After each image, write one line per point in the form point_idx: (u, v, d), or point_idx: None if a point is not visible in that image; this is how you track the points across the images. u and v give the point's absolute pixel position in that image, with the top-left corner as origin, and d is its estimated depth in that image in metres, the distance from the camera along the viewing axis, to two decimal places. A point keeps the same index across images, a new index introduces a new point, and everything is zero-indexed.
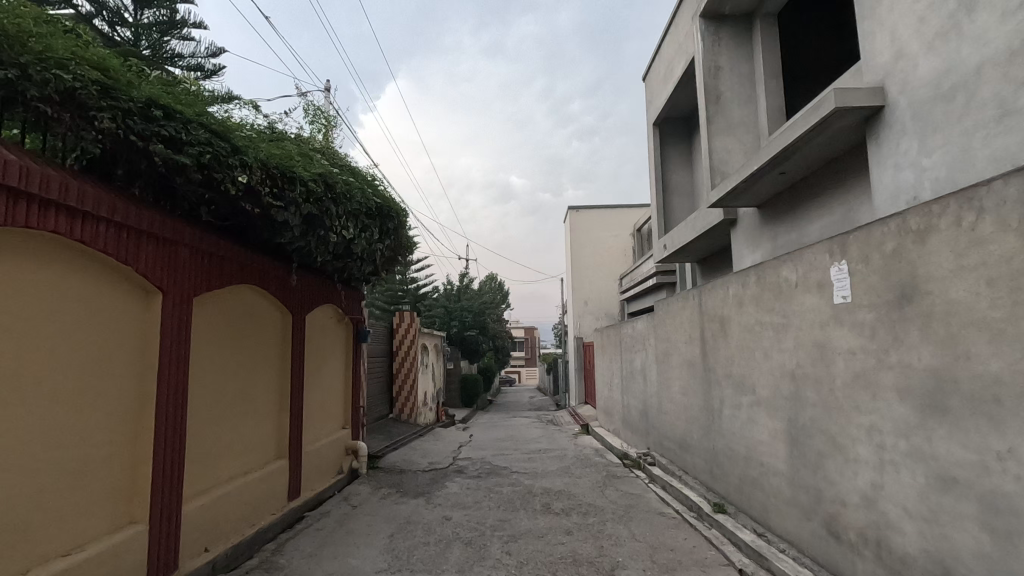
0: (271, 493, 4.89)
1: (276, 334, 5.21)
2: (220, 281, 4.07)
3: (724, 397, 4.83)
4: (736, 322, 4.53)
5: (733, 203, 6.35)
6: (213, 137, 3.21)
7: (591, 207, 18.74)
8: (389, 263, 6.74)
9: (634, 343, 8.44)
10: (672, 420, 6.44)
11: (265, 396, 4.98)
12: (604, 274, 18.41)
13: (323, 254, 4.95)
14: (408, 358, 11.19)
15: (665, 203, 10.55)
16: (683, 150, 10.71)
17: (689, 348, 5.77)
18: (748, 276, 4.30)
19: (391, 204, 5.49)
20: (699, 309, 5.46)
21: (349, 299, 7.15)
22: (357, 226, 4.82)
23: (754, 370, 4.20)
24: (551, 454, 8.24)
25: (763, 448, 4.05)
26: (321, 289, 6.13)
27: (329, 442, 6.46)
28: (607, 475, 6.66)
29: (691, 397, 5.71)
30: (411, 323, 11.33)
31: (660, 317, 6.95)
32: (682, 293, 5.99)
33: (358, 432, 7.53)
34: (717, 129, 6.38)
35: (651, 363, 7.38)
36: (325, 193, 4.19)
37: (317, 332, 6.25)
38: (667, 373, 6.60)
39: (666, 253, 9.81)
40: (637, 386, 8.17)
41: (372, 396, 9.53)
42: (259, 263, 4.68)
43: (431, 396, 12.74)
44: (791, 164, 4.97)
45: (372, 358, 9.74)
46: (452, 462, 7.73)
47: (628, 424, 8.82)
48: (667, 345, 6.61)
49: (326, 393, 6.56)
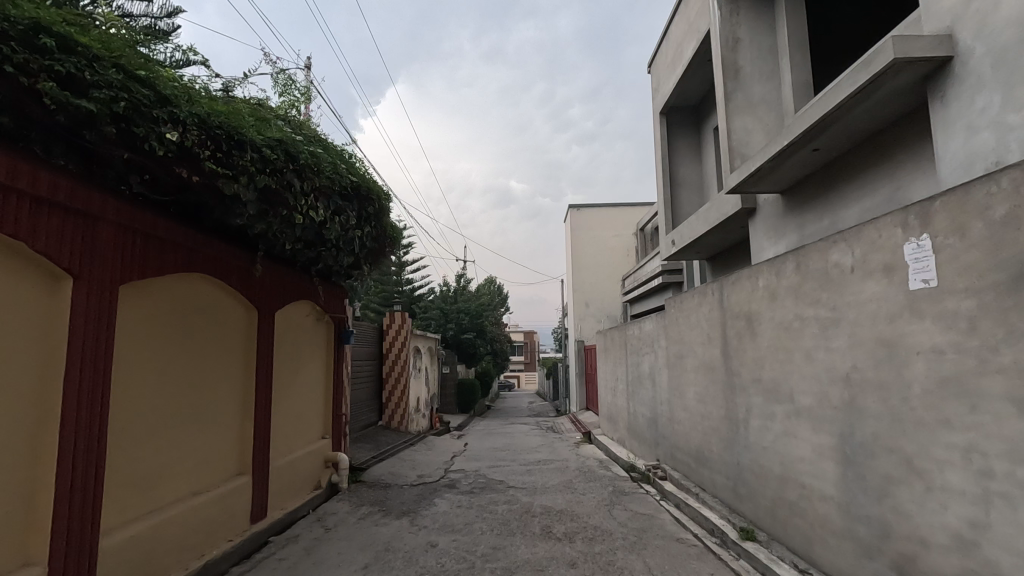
0: (228, 515, 4.25)
1: (239, 333, 4.59)
2: (161, 267, 3.44)
3: (751, 405, 4.19)
4: (768, 318, 3.89)
5: (754, 188, 5.73)
6: (131, 82, 2.59)
7: (593, 206, 18.11)
8: (372, 255, 6.11)
9: (641, 345, 7.80)
10: (686, 430, 5.80)
11: (225, 404, 4.36)
12: (606, 275, 17.77)
13: (291, 241, 4.33)
14: (399, 362, 10.53)
15: (673, 197, 9.93)
16: (692, 141, 10.08)
17: (707, 349, 5.13)
18: (784, 264, 3.66)
19: (371, 185, 4.86)
20: (719, 305, 4.82)
21: (329, 296, 6.53)
22: (328, 207, 4.19)
23: (792, 374, 3.55)
24: (550, 466, 7.59)
25: (804, 467, 3.41)
26: (295, 284, 5.50)
27: (305, 455, 5.81)
28: (613, 491, 6.01)
29: (709, 405, 5.06)
30: (403, 325, 10.67)
31: (672, 317, 6.30)
32: (698, 288, 5.35)
33: (341, 443, 6.88)
34: (736, 107, 5.76)
35: (662, 367, 6.73)
36: (286, 164, 3.57)
37: (291, 333, 5.62)
38: (680, 378, 5.96)
39: (675, 249, 9.17)
40: (645, 391, 7.52)
41: (358, 403, 8.86)
42: (215, 250, 4.06)
43: (425, 402, 12.07)
44: (827, 138, 4.34)
45: (358, 361, 9.07)
46: (443, 475, 7.06)
47: (635, 433, 8.16)
48: (680, 347, 5.96)
49: (302, 400, 5.92)
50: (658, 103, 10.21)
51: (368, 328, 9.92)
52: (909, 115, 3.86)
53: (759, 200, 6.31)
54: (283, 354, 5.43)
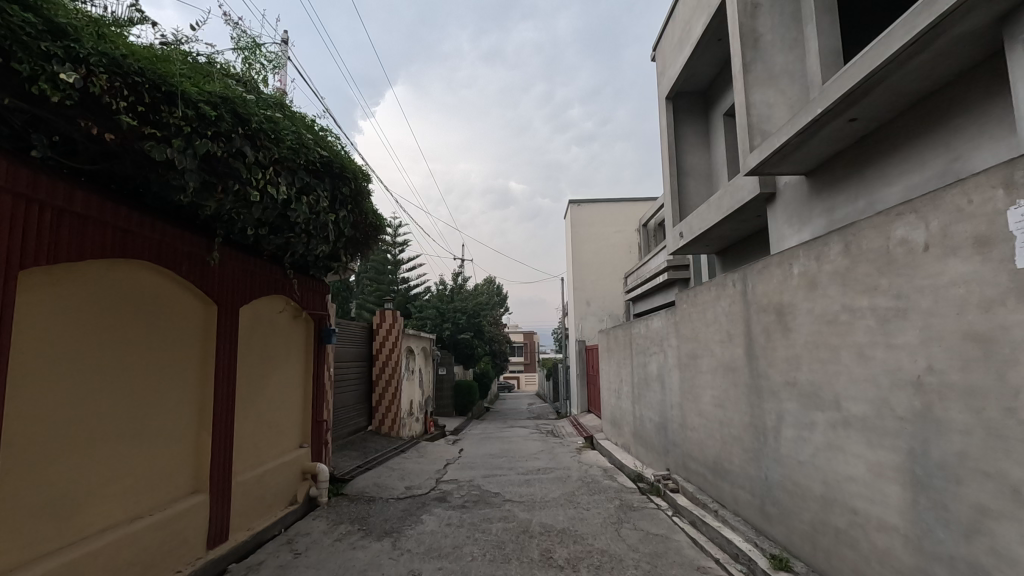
0: (177, 541, 3.67)
1: (195, 330, 4.02)
2: (82, 249, 2.88)
3: (783, 413, 3.62)
4: (805, 311, 3.32)
5: (775, 169, 5.16)
6: (10, 4, 2.03)
7: (594, 201, 17.53)
8: (353, 245, 5.56)
9: (649, 344, 7.22)
10: (701, 438, 5.23)
11: (176, 412, 3.79)
12: (608, 272, 17.19)
13: (251, 224, 3.77)
14: (390, 364, 9.93)
15: (680, 187, 9.36)
16: (700, 128, 9.52)
17: (727, 348, 4.55)
18: (827, 247, 3.10)
19: (345, 162, 4.29)
20: (742, 298, 4.24)
21: (308, 291, 5.97)
22: (291, 184, 3.61)
23: (838, 377, 2.98)
24: (550, 476, 7.01)
25: (856, 488, 2.84)
26: (265, 278, 4.94)
27: (278, 467, 5.24)
28: (620, 506, 5.44)
29: (730, 412, 4.49)
30: (394, 324, 10.07)
31: (683, 313, 5.73)
32: (716, 280, 4.78)
33: (322, 453, 6.30)
34: (756, 79, 5.19)
35: (672, 369, 6.16)
36: (234, 127, 3.01)
37: (261, 331, 5.07)
38: (695, 381, 5.39)
39: (683, 241, 8.60)
40: (653, 394, 6.95)
41: (344, 408, 8.27)
42: (159, 234, 3.50)
43: (418, 406, 11.48)
44: (870, 102, 3.78)
45: (344, 363, 8.48)
46: (434, 487, 6.47)
47: (642, 440, 7.57)
48: (694, 347, 5.38)
49: (275, 406, 5.36)
50: (664, 89, 9.64)
51: (356, 327, 9.33)
52: (974, 67, 3.31)
53: (779, 184, 5.75)
54: (251, 355, 4.87)
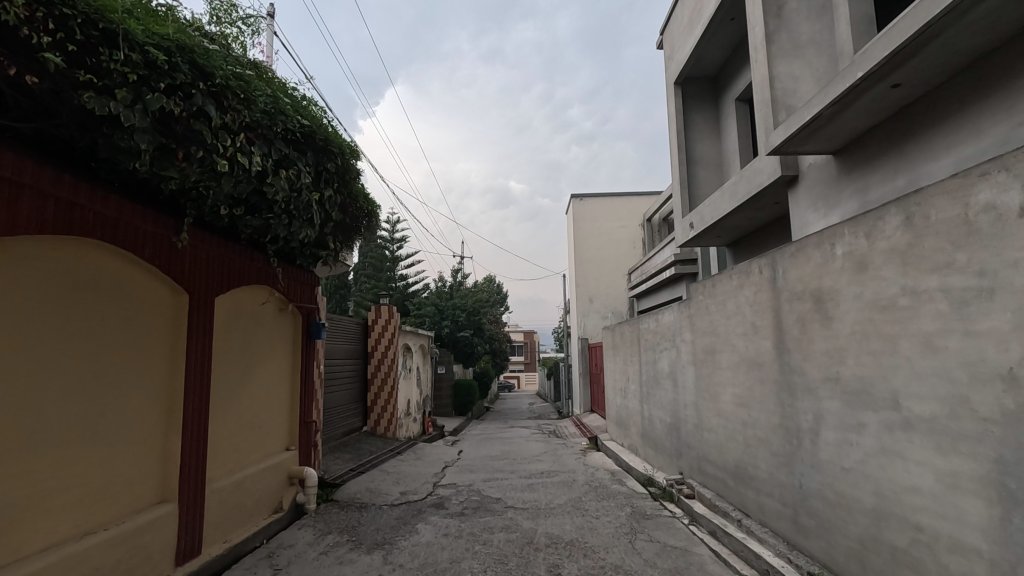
0: (138, 558, 3.26)
1: (163, 320, 3.61)
2: (13, 223, 2.47)
3: (821, 413, 3.21)
4: (851, 296, 2.90)
5: (800, 148, 4.75)
6: None
7: (597, 195, 17.10)
8: (341, 231, 5.15)
9: (659, 339, 6.80)
10: (720, 440, 4.82)
11: (139, 412, 3.38)
12: (611, 268, 16.76)
13: (222, 202, 3.35)
14: (385, 362, 9.51)
15: (689, 176, 8.95)
16: (710, 114, 9.10)
17: (752, 341, 4.13)
18: (880, 221, 2.69)
19: (330, 134, 3.88)
20: (770, 285, 3.82)
21: (295, 282, 5.56)
22: (265, 153, 3.20)
23: (896, 371, 2.57)
24: (555, 480, 6.60)
25: (920, 502, 2.43)
26: (245, 266, 4.53)
27: (261, 472, 4.84)
28: (632, 514, 5.02)
29: (756, 412, 4.07)
30: (389, 320, 9.64)
31: (699, 306, 5.31)
32: (738, 267, 4.37)
33: (311, 456, 5.89)
34: (779, 50, 4.77)
35: (686, 366, 5.75)
36: (192, 81, 2.61)
37: (242, 324, 4.66)
38: (712, 378, 4.98)
39: (693, 232, 8.18)
40: (664, 393, 6.54)
41: (336, 408, 7.85)
42: (115, 211, 3.08)
43: (416, 406, 11.06)
44: (919, 63, 3.37)
45: (337, 361, 8.06)
46: (431, 492, 6.06)
47: (652, 442, 7.15)
48: (713, 341, 4.97)
49: (259, 406, 4.95)
50: (672, 74, 9.20)
51: (351, 323, 8.90)
52: None
53: (802, 166, 5.33)
54: (231, 350, 4.46)
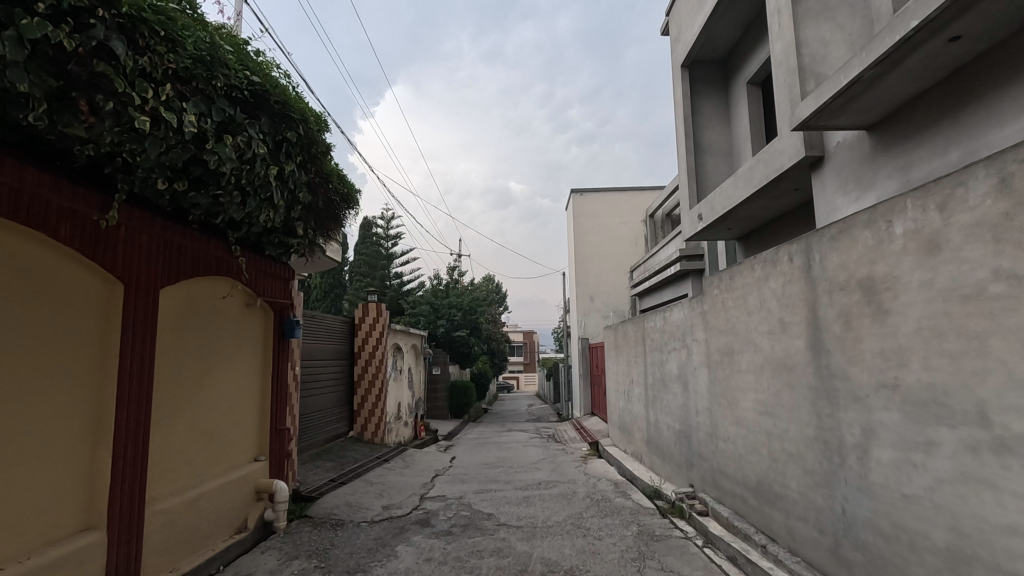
0: None
1: (90, 313, 3.08)
2: None
3: (871, 427, 2.67)
4: (917, 284, 2.36)
5: (830, 122, 4.20)
6: None
7: (598, 190, 16.53)
8: (313, 217, 4.61)
9: (667, 339, 6.25)
10: (739, 452, 4.27)
11: (54, 422, 2.84)
12: (613, 266, 16.21)
13: (154, 172, 2.82)
14: (373, 363, 8.95)
15: (697, 164, 8.40)
16: (719, 99, 8.56)
17: (780, 341, 3.59)
18: (958, 190, 2.15)
19: (288, 96, 3.33)
20: (804, 275, 3.28)
21: (264, 275, 5.01)
22: (198, 111, 2.66)
23: (984, 378, 2.03)
24: (553, 492, 6.06)
25: (1021, 546, 1.89)
26: (198, 254, 3.98)
27: (221, 487, 4.29)
28: (639, 534, 4.48)
29: (786, 423, 3.52)
30: (378, 318, 9.08)
31: (714, 301, 4.76)
32: (762, 256, 3.82)
33: (284, 468, 5.33)
34: (807, 12, 4.24)
35: (698, 368, 5.20)
36: (90, 8, 2.09)
37: (198, 320, 4.11)
38: (730, 383, 4.43)
39: (702, 224, 7.64)
40: (672, 397, 6.00)
41: (318, 412, 7.30)
42: (14, 179, 2.53)
43: (407, 409, 10.50)
44: (987, 8, 2.83)
45: (319, 362, 7.50)
46: (417, 507, 5.49)
47: (659, 450, 6.59)
48: (730, 341, 4.43)
49: (220, 413, 4.41)
50: (679, 57, 8.66)
51: (336, 321, 8.35)
52: None
53: (828, 146, 4.79)
54: (183, 350, 3.92)
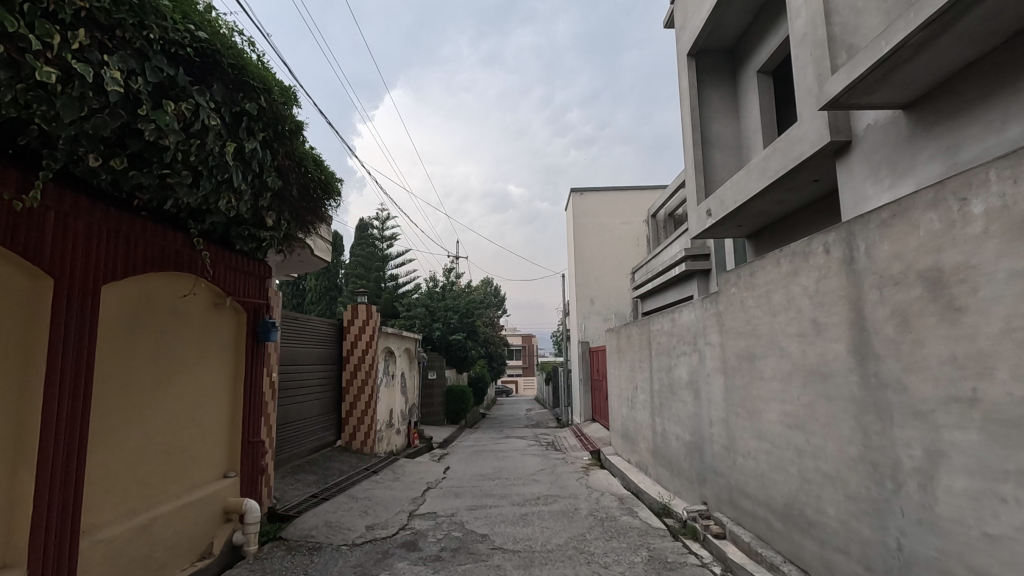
0: None
1: (9, 309, 2.62)
2: None
3: (937, 449, 2.22)
4: (1006, 275, 1.93)
5: (863, 100, 3.76)
6: None
7: (599, 189, 16.09)
8: (286, 206, 4.16)
9: (675, 342, 5.80)
10: (761, 470, 3.81)
11: None
12: (614, 267, 15.76)
13: (79, 145, 2.36)
14: (363, 367, 8.46)
15: (704, 158, 7.97)
16: (727, 90, 8.12)
17: (813, 345, 3.13)
18: None
19: (245, 61, 2.91)
20: (846, 269, 2.83)
21: (234, 272, 4.55)
22: (125, 66, 2.24)
23: None
24: (554, 509, 5.58)
25: None
26: (152, 247, 3.51)
27: (181, 509, 3.82)
28: (650, 561, 4.01)
29: (821, 439, 3.06)
30: (368, 321, 8.59)
31: (731, 302, 4.31)
32: (790, 248, 3.37)
33: (257, 484, 4.86)
34: None
35: (712, 374, 4.74)
36: None
37: (154, 321, 3.65)
38: (750, 391, 3.98)
39: (711, 221, 7.18)
40: (683, 406, 5.53)
41: (301, 421, 6.82)
42: None
43: (400, 416, 10.01)
44: None
45: (303, 367, 7.02)
46: (404, 527, 5.03)
47: (667, 462, 6.12)
48: (750, 345, 3.97)
49: (181, 426, 3.95)
50: (685, 45, 8.23)
51: (323, 323, 7.88)
52: None
53: (857, 130, 4.35)
54: (134, 355, 3.46)
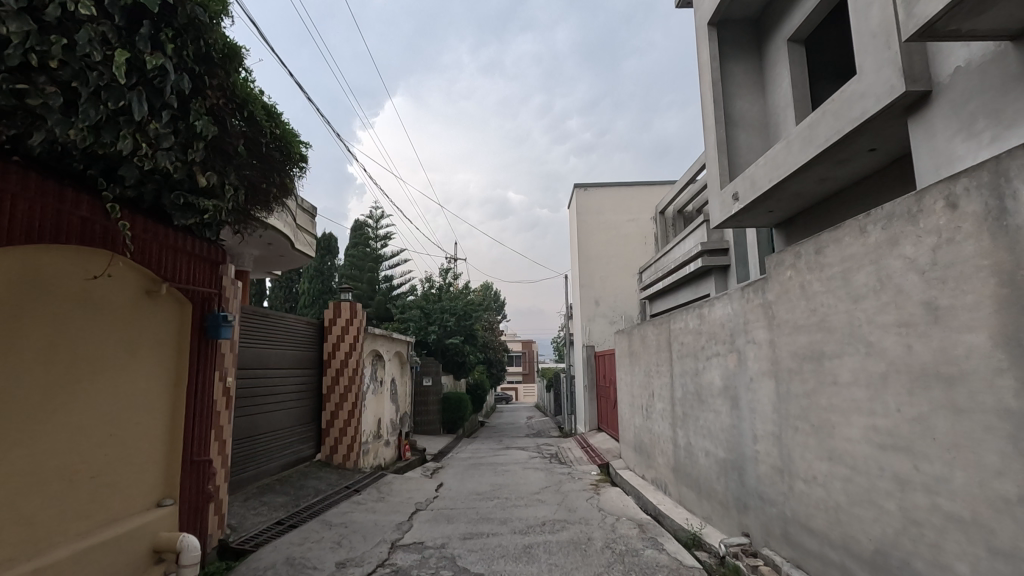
0: None
1: None
2: None
3: None
4: None
5: (965, 29, 2.93)
6: None
7: (604, 185, 15.29)
8: (231, 167, 3.33)
9: (704, 342, 4.96)
10: (834, 502, 2.96)
11: None
12: (620, 267, 14.93)
13: None
14: (346, 371, 7.58)
15: (727, 138, 7.16)
16: (752, 63, 7.31)
17: (927, 338, 2.30)
18: None
19: None
20: (988, 228, 2.02)
21: (172, 253, 3.71)
22: None
23: None
24: (563, 539, 4.72)
25: None
26: (39, 207, 2.67)
27: (86, 554, 2.96)
28: None
29: (941, 467, 2.23)
30: (352, 320, 7.69)
31: (785, 288, 3.48)
32: (885, 210, 2.55)
33: (204, 515, 3.99)
34: None
35: (757, 380, 3.90)
36: None
37: (48, 308, 2.82)
38: (816, 400, 3.14)
39: (737, 207, 6.35)
40: (716, 417, 4.68)
41: (270, 434, 5.95)
42: None
43: (389, 426, 9.14)
44: None
45: (274, 371, 6.16)
46: (385, 562, 4.18)
47: (693, 482, 5.27)
48: (816, 342, 3.14)
49: (91, 443, 3.11)
50: (705, 15, 7.42)
51: (300, 322, 7.01)
52: None
53: (939, 77, 3.53)
54: (14, 350, 2.64)
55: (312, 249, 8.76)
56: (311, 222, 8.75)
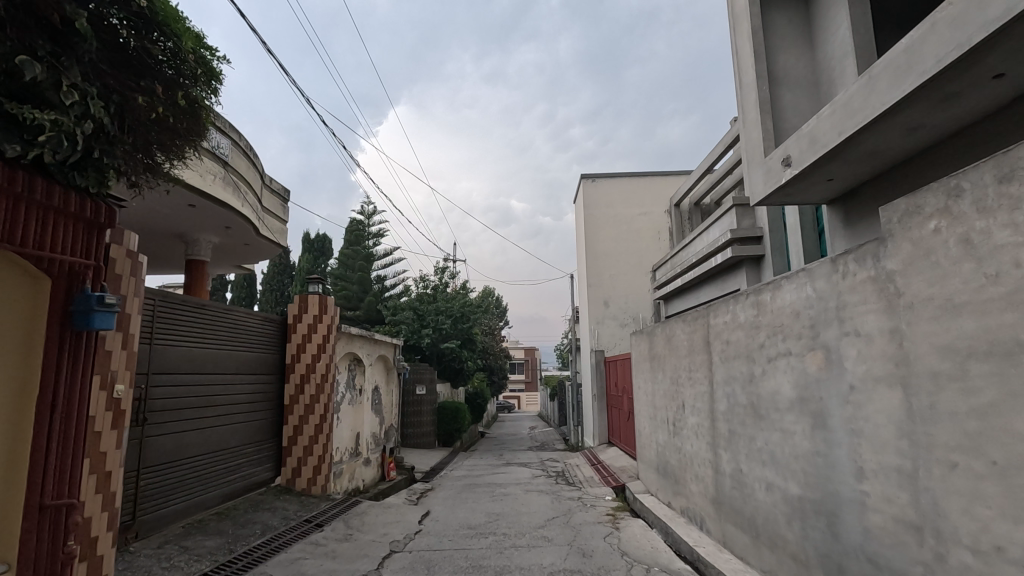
0: None
1: None
2: None
3: None
4: None
5: None
6: None
7: (614, 176, 14.12)
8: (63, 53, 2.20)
9: (765, 339, 3.74)
10: None
11: None
12: (631, 264, 13.70)
13: None
14: (313, 378, 6.34)
15: (771, 96, 5.93)
16: (798, 12, 6.13)
17: None
18: None
19: None
20: None
21: (9, 202, 2.49)
22: None
23: None
24: None
25: None
26: None
27: None
28: None
29: None
30: (321, 317, 6.47)
31: (926, 252, 2.27)
32: None
33: None
34: None
35: (864, 389, 2.69)
36: None
37: None
38: (1000, 422, 1.93)
39: (786, 175, 5.14)
40: (787, 438, 3.45)
41: (207, 456, 4.74)
42: None
43: (370, 442, 7.88)
44: None
45: (216, 377, 4.95)
46: None
47: (746, 523, 4.03)
48: (999, 328, 1.94)
49: None
50: None
51: (256, 318, 5.82)
52: None
53: None
54: None
55: (279, 236, 7.55)
56: (279, 206, 7.56)
